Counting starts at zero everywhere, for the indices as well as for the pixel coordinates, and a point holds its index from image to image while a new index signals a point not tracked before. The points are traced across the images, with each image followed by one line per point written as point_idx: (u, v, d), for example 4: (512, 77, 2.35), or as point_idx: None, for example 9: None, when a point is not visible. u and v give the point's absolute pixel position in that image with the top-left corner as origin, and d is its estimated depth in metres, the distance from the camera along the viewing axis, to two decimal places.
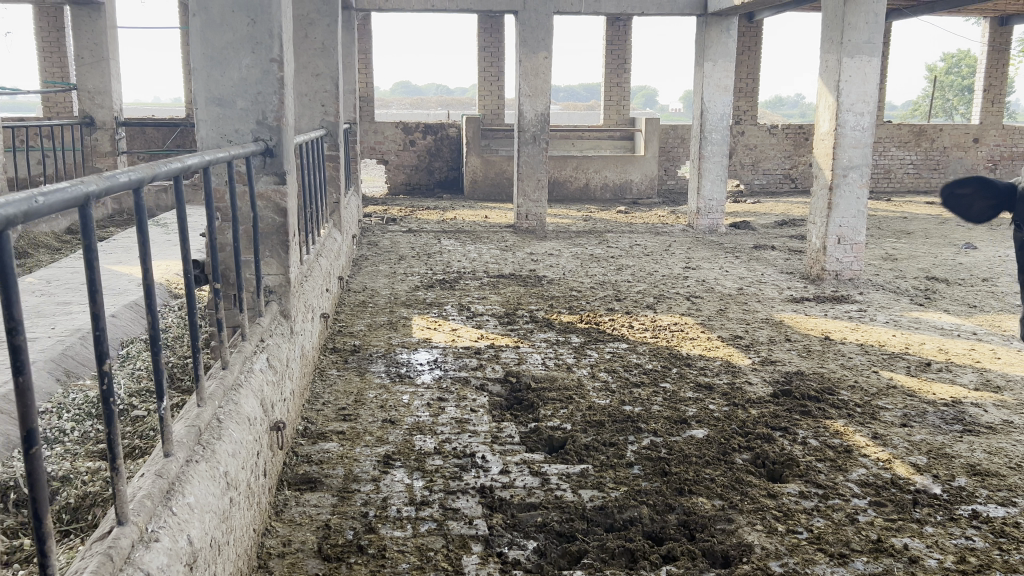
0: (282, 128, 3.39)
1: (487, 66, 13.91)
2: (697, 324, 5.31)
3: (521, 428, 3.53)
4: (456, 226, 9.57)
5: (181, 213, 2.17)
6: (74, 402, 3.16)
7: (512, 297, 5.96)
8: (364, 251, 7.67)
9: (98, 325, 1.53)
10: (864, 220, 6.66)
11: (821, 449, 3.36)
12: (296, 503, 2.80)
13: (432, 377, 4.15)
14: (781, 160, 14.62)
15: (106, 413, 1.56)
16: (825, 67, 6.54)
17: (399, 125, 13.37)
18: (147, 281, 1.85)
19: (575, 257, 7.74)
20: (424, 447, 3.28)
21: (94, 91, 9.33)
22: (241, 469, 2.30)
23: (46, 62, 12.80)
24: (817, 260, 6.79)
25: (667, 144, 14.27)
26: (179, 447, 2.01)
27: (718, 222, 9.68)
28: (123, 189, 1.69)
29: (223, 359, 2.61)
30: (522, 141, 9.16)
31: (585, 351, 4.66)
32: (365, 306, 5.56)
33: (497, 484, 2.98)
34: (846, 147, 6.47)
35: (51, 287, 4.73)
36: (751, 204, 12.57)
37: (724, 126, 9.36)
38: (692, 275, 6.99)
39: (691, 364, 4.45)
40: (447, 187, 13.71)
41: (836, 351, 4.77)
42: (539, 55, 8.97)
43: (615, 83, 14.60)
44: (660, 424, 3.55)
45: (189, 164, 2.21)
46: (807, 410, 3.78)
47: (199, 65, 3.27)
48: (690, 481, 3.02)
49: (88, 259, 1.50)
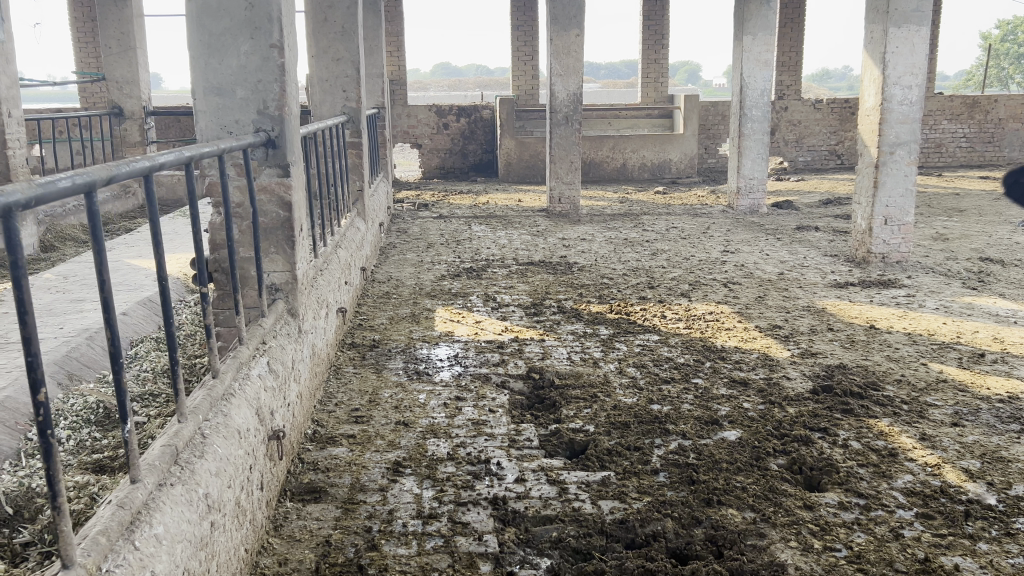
0: (285, 117, 3.21)
1: (521, 46, 13.64)
2: (734, 313, 5.06)
3: (542, 430, 3.33)
4: (487, 211, 9.38)
5: (152, 216, 1.98)
6: (74, 408, 3.04)
7: (540, 286, 5.76)
8: (393, 239, 7.53)
9: (30, 349, 1.36)
10: (913, 199, 6.31)
11: (863, 452, 3.11)
12: (298, 516, 2.65)
13: (451, 374, 3.98)
14: (826, 136, 14.14)
15: (44, 447, 1.40)
16: (871, 38, 6.18)
17: (432, 108, 13.20)
18: (104, 292, 1.66)
19: (608, 242, 7.51)
20: (437, 453, 3.11)
21: (122, 80, 9.31)
22: (226, 488, 2.14)
23: (81, 52, 12.87)
24: (862, 242, 6.48)
25: (707, 122, 13.90)
26: (150, 471, 1.84)
27: (760, 203, 9.35)
28: (63, 196, 1.51)
29: (214, 368, 2.45)
30: (554, 122, 8.89)
31: (613, 344, 4.45)
32: (388, 298, 5.41)
33: (511, 494, 2.80)
34: (892, 123, 6.13)
35: (68, 283, 4.65)
36: (794, 182, 12.17)
37: (765, 102, 8.98)
38: (731, 260, 6.72)
39: (726, 358, 4.21)
40: (482, 170, 13.52)
41: (881, 342, 4.49)
42: (570, 33, 8.65)
43: (653, 59, 14.22)
44: (689, 426, 3.33)
45: (160, 162, 2.02)
46: (848, 408, 3.53)
47: (195, 53, 3.11)
48: (720, 491, 2.80)
49: (14, 277, 1.33)
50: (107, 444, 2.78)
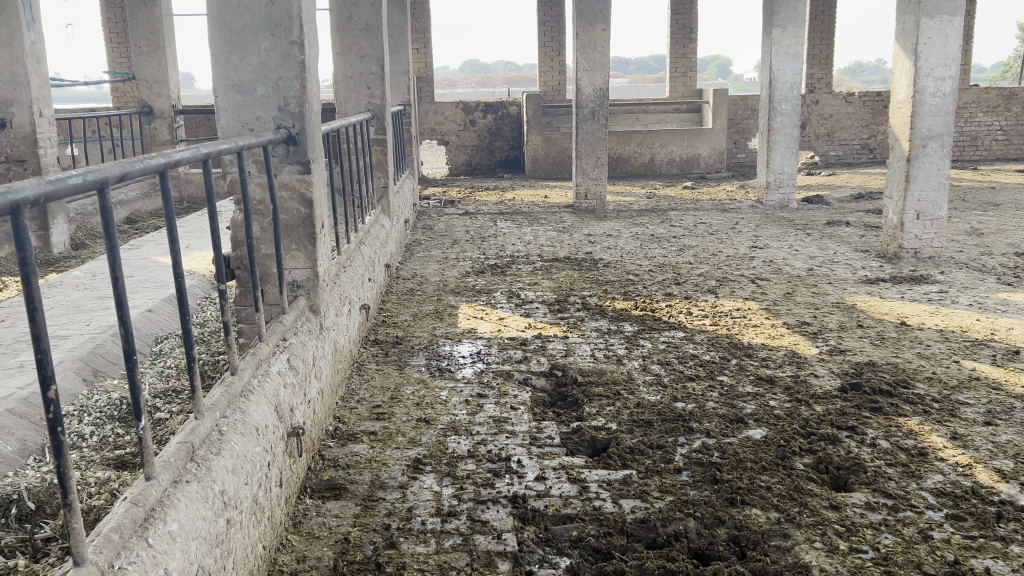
0: (305, 114, 3.21)
1: (548, 42, 13.59)
2: (761, 310, 4.98)
3: (563, 428, 3.30)
4: (513, 207, 9.35)
5: (168, 214, 1.97)
6: (98, 404, 3.07)
7: (565, 282, 5.73)
8: (418, 236, 7.53)
9: (40, 346, 1.36)
10: (946, 193, 6.19)
11: (891, 451, 3.05)
12: (317, 513, 2.65)
13: (474, 371, 3.96)
14: (858, 130, 13.93)
15: (55, 444, 1.41)
16: (902, 29, 6.06)
17: (459, 105, 13.20)
18: (117, 288, 1.66)
19: (635, 238, 7.45)
20: (457, 450, 3.09)
21: (151, 80, 9.42)
22: (243, 485, 2.13)
23: (114, 52, 13.04)
24: (894, 237, 6.36)
25: (736, 116, 13.76)
26: (164, 468, 1.84)
27: (790, 198, 9.23)
28: (74, 192, 1.51)
29: (233, 365, 2.45)
30: (580, 117, 8.84)
31: (638, 341, 4.40)
32: (412, 294, 5.41)
33: (531, 492, 2.77)
34: (925, 115, 6.01)
35: (96, 280, 4.70)
36: (825, 177, 12.01)
37: (795, 95, 8.85)
38: (759, 255, 6.64)
39: (752, 355, 4.15)
40: (508, 167, 13.49)
41: (912, 339, 4.40)
42: (596, 28, 8.57)
43: (681, 53, 14.10)
44: (714, 424, 3.28)
45: (176, 159, 2.01)
46: (877, 406, 3.46)
47: (216, 51, 3.12)
48: (743, 490, 2.75)
49: (23, 274, 1.33)
50: (129, 440, 2.80)
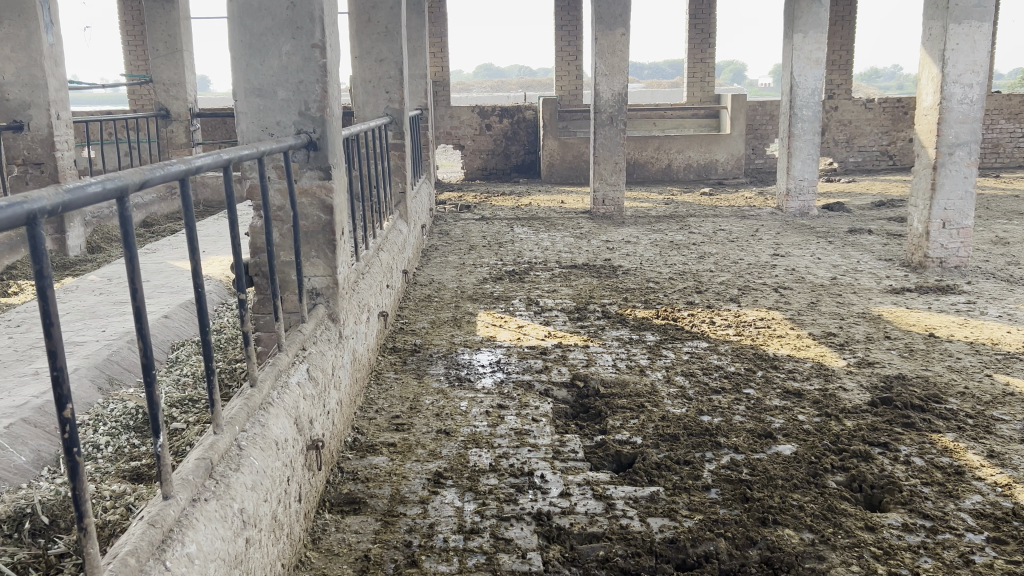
0: (326, 118, 3.15)
1: (565, 46, 13.53)
2: (786, 320, 4.89)
3: (587, 441, 3.22)
4: (530, 213, 9.29)
5: (188, 222, 1.90)
6: (113, 413, 3.01)
7: (584, 290, 5.65)
8: (435, 241, 7.47)
9: (56, 363, 1.30)
10: (973, 202, 6.07)
11: (927, 470, 2.95)
12: (336, 529, 2.58)
13: (494, 381, 3.88)
14: (878, 136, 13.79)
15: (70, 464, 1.34)
16: (929, 35, 5.96)
17: (475, 109, 13.16)
18: (135, 299, 1.60)
19: (654, 244, 7.37)
20: (479, 463, 3.02)
21: (169, 82, 9.41)
22: (262, 503, 2.06)
23: (131, 55, 13.08)
24: (919, 246, 6.25)
25: (754, 122, 13.67)
26: (182, 486, 1.77)
27: (810, 205, 9.13)
28: (92, 201, 1.44)
29: (252, 377, 2.38)
30: (598, 122, 8.76)
31: (660, 351, 4.32)
32: (430, 301, 5.34)
33: (555, 509, 2.69)
34: (951, 122, 5.90)
35: (112, 284, 4.66)
36: (845, 184, 11.88)
37: (816, 101, 8.75)
38: (781, 263, 6.54)
39: (778, 367, 4.07)
40: (524, 171, 13.43)
41: (941, 351, 4.30)
42: (615, 32, 8.49)
43: (699, 58, 14.01)
44: (742, 439, 3.20)
45: (197, 165, 1.94)
46: (910, 422, 3.36)
47: (236, 54, 3.06)
48: (775, 510, 2.66)
49: (38, 288, 1.26)
50: (145, 451, 2.75)
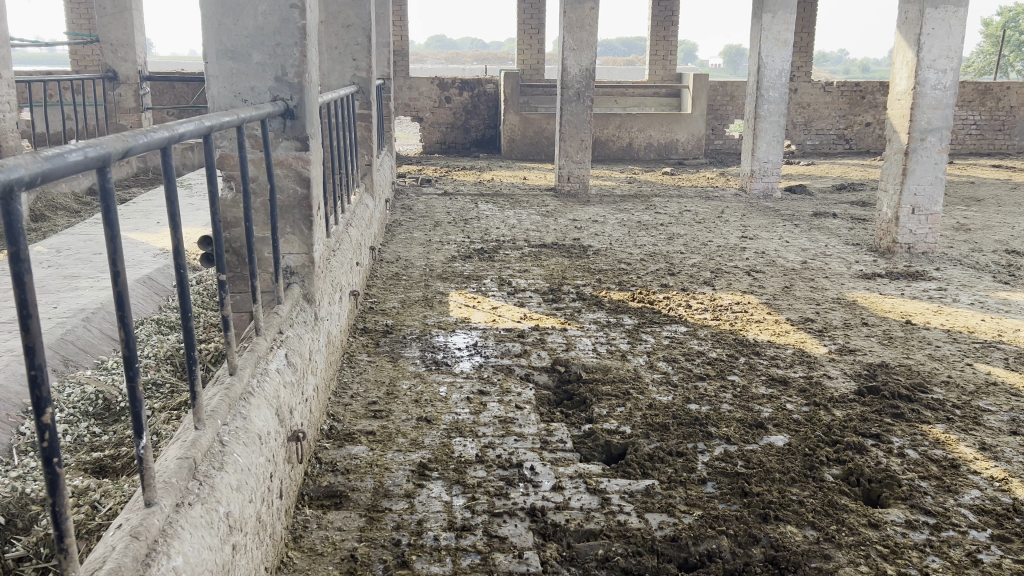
0: (305, 85, 2.94)
1: (527, 19, 13.30)
2: (762, 305, 4.83)
3: (574, 431, 3.10)
4: (493, 189, 9.12)
5: (170, 194, 1.71)
6: (71, 398, 2.80)
7: (556, 270, 5.52)
8: (397, 216, 7.26)
9: (34, 362, 1.12)
10: (942, 188, 6.08)
11: (922, 463, 2.89)
12: (318, 526, 2.42)
13: (472, 365, 3.73)
14: (835, 120, 13.90)
15: (50, 477, 1.16)
16: (905, 19, 5.92)
17: (434, 81, 12.89)
18: (117, 283, 1.41)
19: (621, 224, 7.27)
20: (464, 454, 2.87)
21: (117, 43, 8.98)
22: (248, 504, 1.89)
23: (74, 13, 12.50)
24: (888, 231, 6.26)
25: (715, 102, 13.64)
26: (165, 490, 1.60)
27: (773, 187, 9.12)
28: (73, 172, 1.25)
29: (231, 363, 2.19)
30: (565, 98, 8.60)
31: (640, 335, 4.22)
32: (398, 279, 5.16)
33: (549, 505, 2.57)
34: (924, 108, 5.88)
35: (62, 256, 4.38)
36: (804, 167, 11.93)
37: (783, 83, 8.70)
38: (750, 246, 6.49)
39: (761, 353, 3.99)
40: (484, 146, 13.23)
41: (920, 339, 4.27)
42: (584, 6, 8.32)
43: (662, 36, 13.94)
44: (733, 429, 3.11)
45: (179, 132, 1.74)
46: (899, 413, 3.31)
47: (208, 12, 2.84)
48: (776, 505, 2.57)
49: (14, 274, 1.08)
50: (108, 441, 2.55)
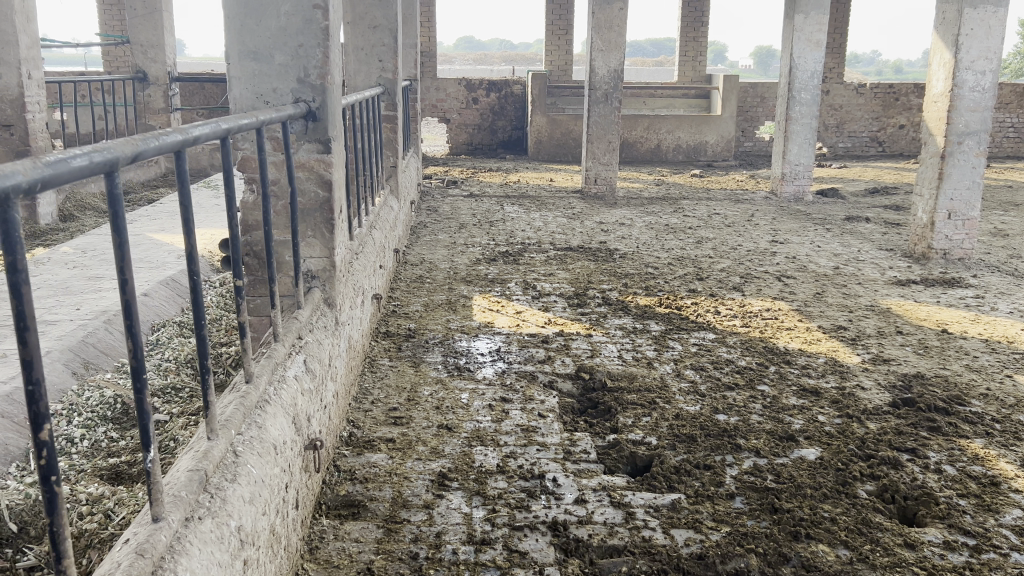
0: (327, 87, 2.89)
1: (555, 20, 13.24)
2: (793, 312, 4.72)
3: (598, 441, 3.03)
4: (520, 190, 9.05)
5: (183, 199, 1.66)
6: (90, 402, 2.78)
7: (581, 274, 5.45)
8: (423, 218, 7.22)
9: (31, 376, 1.07)
10: (980, 193, 5.93)
11: (960, 480, 2.78)
12: (335, 537, 2.37)
13: (495, 372, 3.67)
14: (868, 122, 13.68)
15: (47, 496, 1.11)
16: (942, 20, 5.77)
17: (462, 82, 12.85)
18: (124, 292, 1.36)
19: (649, 227, 7.18)
20: (485, 464, 2.81)
21: (147, 44, 9.03)
22: (261, 517, 1.84)
23: (107, 15, 12.62)
24: (923, 236, 6.12)
25: (745, 104, 13.49)
26: (174, 504, 1.54)
27: (804, 190, 8.97)
28: (76, 176, 1.20)
29: (247, 371, 2.14)
30: (593, 99, 8.50)
31: (667, 342, 4.13)
32: (422, 282, 5.11)
33: (572, 518, 2.50)
34: (962, 110, 5.73)
35: (86, 257, 4.39)
36: (836, 169, 11.75)
37: (815, 85, 8.55)
38: (781, 251, 6.36)
39: (791, 362, 3.89)
40: (511, 147, 13.18)
41: (957, 349, 4.14)
42: (613, 6, 8.24)
43: (692, 37, 13.80)
44: (763, 442, 3.02)
45: (194, 135, 1.69)
46: (935, 426, 3.20)
47: (231, 13, 2.80)
48: (807, 523, 2.48)
49: (10, 284, 1.03)
50: (125, 446, 2.52)
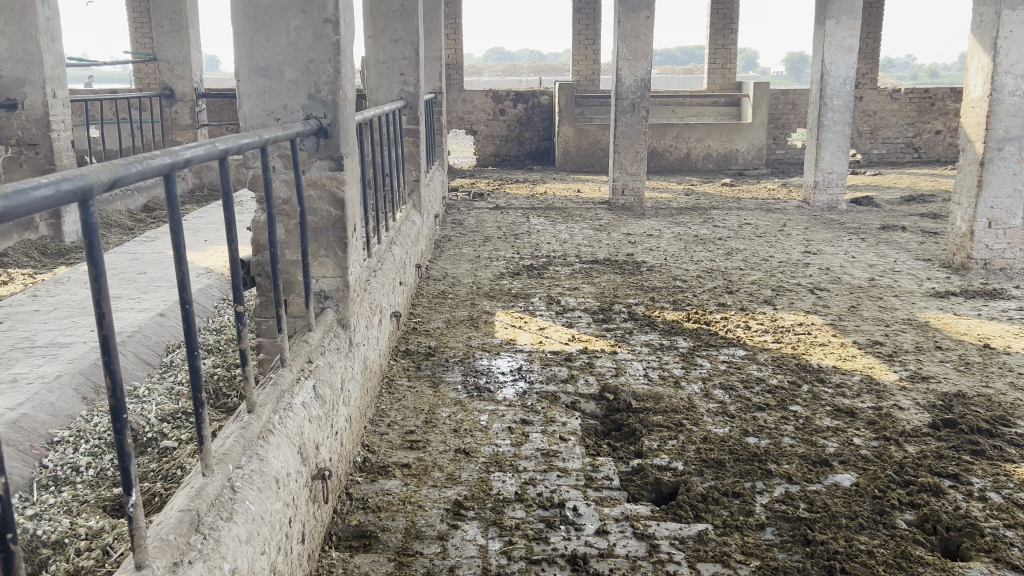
0: (339, 102, 2.81)
1: (582, 30, 13.15)
2: (826, 326, 4.55)
3: (622, 466, 2.91)
4: (546, 202, 8.95)
5: (173, 225, 1.57)
6: (97, 428, 2.72)
7: (607, 288, 5.33)
8: (447, 231, 7.14)
9: None
10: (1022, 200, 5.71)
11: (1006, 508, 2.62)
12: (343, 571, 2.27)
13: (516, 392, 3.56)
14: (903, 127, 13.41)
15: None
16: (980, 22, 5.59)
17: (489, 94, 12.80)
18: (102, 328, 1.27)
19: (677, 238, 7.04)
20: (503, 491, 2.70)
21: (173, 61, 9.08)
22: (259, 557, 1.75)
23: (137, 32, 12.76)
24: (962, 246, 5.92)
25: (776, 111, 13.29)
26: (160, 550, 1.45)
27: (838, 198, 8.76)
28: (41, 206, 1.12)
29: (249, 400, 2.05)
30: (619, 109, 8.39)
31: (695, 360, 4.00)
32: (444, 298, 5.02)
33: (592, 551, 2.38)
34: (1002, 115, 5.53)
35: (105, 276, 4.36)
36: (871, 176, 11.51)
37: (847, 91, 8.36)
38: (814, 262, 6.19)
39: (825, 380, 3.74)
40: (538, 158, 13.09)
41: (1000, 365, 3.96)
42: (639, 15, 8.13)
43: (720, 45, 13.64)
44: (795, 466, 2.88)
45: (184, 157, 1.61)
46: (979, 449, 3.03)
47: (240, 30, 2.74)
48: (842, 556, 2.34)
49: None
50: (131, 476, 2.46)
